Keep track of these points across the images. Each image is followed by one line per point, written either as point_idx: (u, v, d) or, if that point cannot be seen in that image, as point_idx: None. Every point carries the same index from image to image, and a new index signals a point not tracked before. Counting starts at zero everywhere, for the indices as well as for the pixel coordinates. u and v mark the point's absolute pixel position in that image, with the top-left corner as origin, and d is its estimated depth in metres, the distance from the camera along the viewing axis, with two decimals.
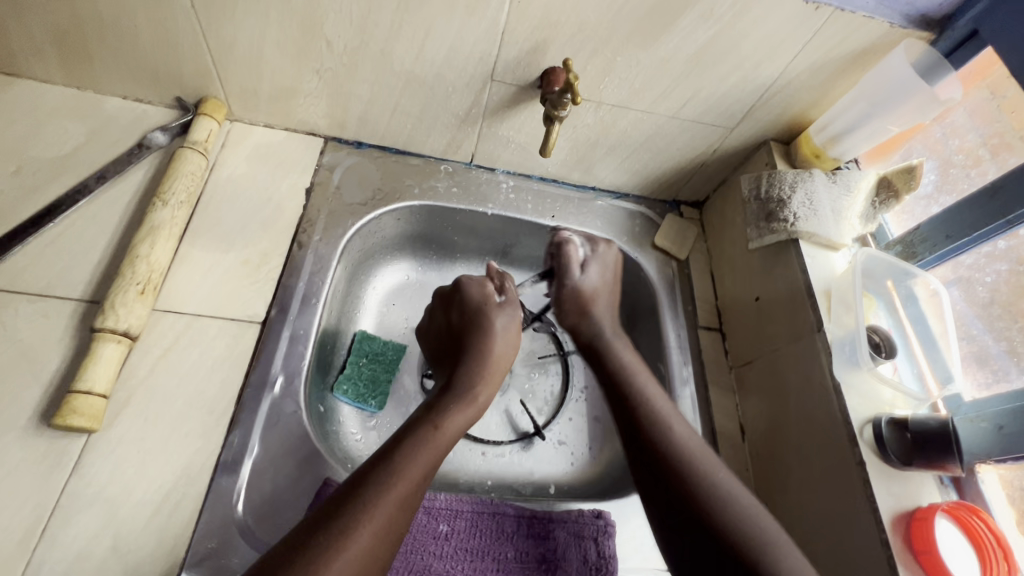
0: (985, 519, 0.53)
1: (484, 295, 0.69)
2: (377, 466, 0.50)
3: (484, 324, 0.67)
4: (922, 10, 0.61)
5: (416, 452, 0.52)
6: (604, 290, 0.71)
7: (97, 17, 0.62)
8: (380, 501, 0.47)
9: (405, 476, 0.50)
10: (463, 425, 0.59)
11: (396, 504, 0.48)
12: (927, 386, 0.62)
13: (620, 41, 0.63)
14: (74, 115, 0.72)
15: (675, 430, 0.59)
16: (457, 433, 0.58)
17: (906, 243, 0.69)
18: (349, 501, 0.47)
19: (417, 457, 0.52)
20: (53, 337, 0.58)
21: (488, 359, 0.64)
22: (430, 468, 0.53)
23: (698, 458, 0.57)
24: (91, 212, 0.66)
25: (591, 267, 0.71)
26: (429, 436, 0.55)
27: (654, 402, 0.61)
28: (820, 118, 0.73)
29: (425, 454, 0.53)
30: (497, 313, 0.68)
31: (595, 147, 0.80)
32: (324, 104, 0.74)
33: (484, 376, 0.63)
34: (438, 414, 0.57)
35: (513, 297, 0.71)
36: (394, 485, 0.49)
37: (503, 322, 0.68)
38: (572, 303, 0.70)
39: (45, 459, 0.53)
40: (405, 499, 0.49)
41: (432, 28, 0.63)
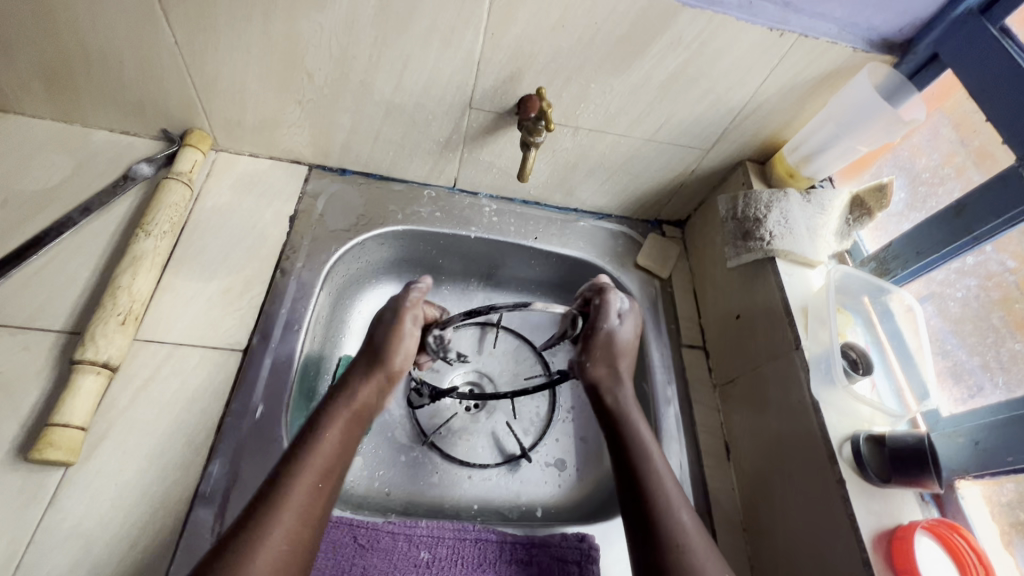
0: (966, 536, 0.53)
1: (396, 295, 0.64)
2: (262, 496, 0.47)
3: (358, 333, 0.61)
4: (884, 35, 0.63)
5: (293, 473, 0.48)
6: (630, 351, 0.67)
7: (83, 54, 0.64)
8: (265, 534, 0.44)
9: (286, 504, 0.46)
10: (352, 427, 0.54)
11: (289, 529, 0.46)
12: (905, 401, 0.62)
13: (593, 69, 0.65)
14: (61, 148, 0.73)
15: (683, 516, 0.54)
16: (347, 442, 0.53)
17: (880, 260, 0.71)
18: (237, 536, 0.44)
19: (295, 479, 0.48)
20: (33, 370, 0.58)
21: (381, 360, 0.59)
22: (315, 485, 0.49)
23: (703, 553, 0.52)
24: (75, 244, 0.67)
25: (625, 318, 0.67)
26: (303, 451, 0.50)
27: (665, 482, 0.57)
28: (792, 139, 0.74)
29: (305, 471, 0.49)
30: (404, 313, 0.62)
31: (574, 169, 0.81)
32: (307, 134, 0.76)
33: (374, 376, 0.59)
34: (316, 423, 0.53)
35: (410, 298, 0.64)
36: (280, 514, 0.46)
37: (410, 321, 0.63)
38: (603, 352, 0.65)
39: (21, 494, 0.52)
40: (296, 524, 0.46)
41: (410, 59, 0.65)
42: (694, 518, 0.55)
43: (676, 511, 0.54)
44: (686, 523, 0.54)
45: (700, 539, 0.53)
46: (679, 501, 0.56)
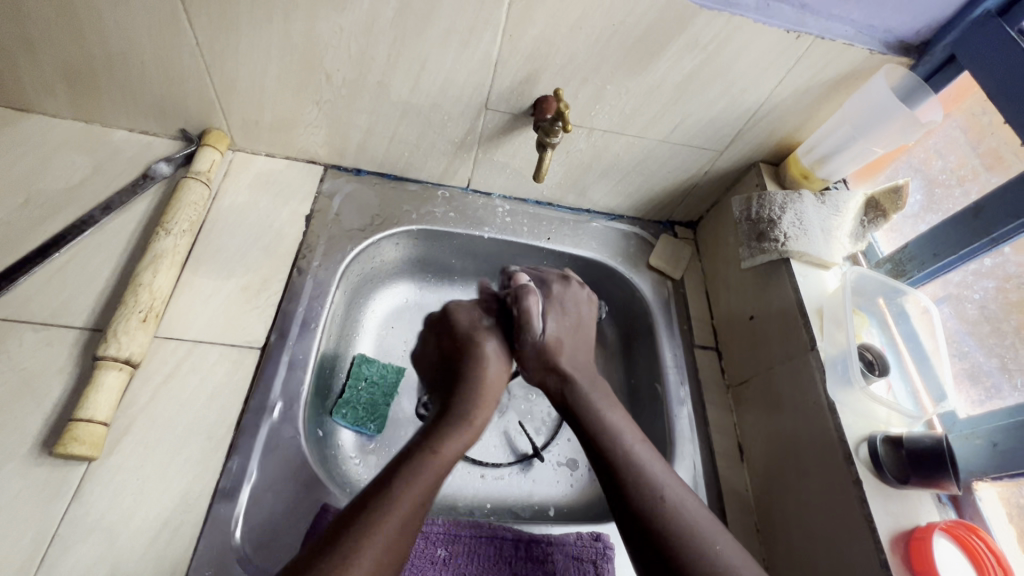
0: (984, 539, 0.53)
1: (471, 320, 0.69)
2: (377, 492, 0.50)
3: (474, 349, 0.66)
4: (899, 37, 0.63)
5: (414, 476, 0.52)
6: (567, 339, 0.67)
7: (106, 55, 0.65)
8: (378, 528, 0.47)
9: (399, 504, 0.50)
10: (464, 446, 0.59)
11: (399, 526, 0.49)
12: (922, 403, 0.62)
13: (609, 70, 0.66)
14: (82, 147, 0.74)
15: (662, 491, 0.54)
16: (456, 456, 0.57)
17: (896, 261, 0.71)
18: (351, 528, 0.47)
19: (415, 483, 0.52)
20: (56, 366, 0.59)
21: (484, 381, 0.64)
22: (428, 493, 0.52)
23: (699, 524, 0.52)
24: (96, 242, 0.68)
25: (548, 316, 0.68)
26: (424, 460, 0.54)
27: (639, 460, 0.56)
28: (807, 141, 0.74)
29: (423, 476, 0.53)
30: (485, 336, 0.67)
31: (588, 170, 0.81)
32: (324, 134, 0.77)
33: (483, 398, 0.63)
34: (434, 436, 0.57)
35: (502, 319, 0.70)
36: (390, 512, 0.49)
37: (494, 346, 0.67)
38: (536, 360, 0.66)
39: (46, 487, 0.53)
40: (406, 523, 0.49)
41: (427, 60, 0.65)
42: (677, 491, 0.54)
43: (658, 491, 0.54)
44: (676, 504, 0.53)
45: (692, 509, 0.53)
46: (660, 477, 0.55)
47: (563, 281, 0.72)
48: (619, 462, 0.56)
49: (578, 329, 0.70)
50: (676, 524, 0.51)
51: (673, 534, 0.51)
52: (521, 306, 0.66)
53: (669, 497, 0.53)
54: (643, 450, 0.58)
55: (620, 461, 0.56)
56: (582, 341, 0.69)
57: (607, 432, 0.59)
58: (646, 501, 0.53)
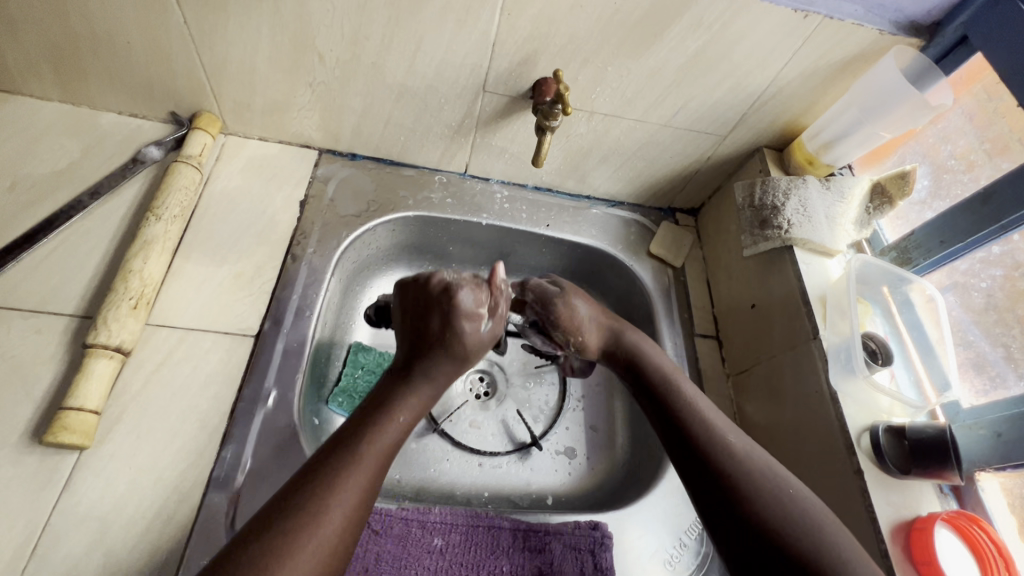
0: (986, 529, 0.52)
1: (471, 307, 0.58)
2: (328, 459, 0.47)
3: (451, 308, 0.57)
4: (911, 17, 0.61)
5: (366, 439, 0.49)
6: (592, 315, 0.66)
7: (91, 34, 0.62)
8: (341, 488, 0.46)
9: (363, 463, 0.48)
10: (424, 410, 0.56)
11: (361, 488, 0.47)
12: (925, 393, 0.61)
13: (611, 51, 0.64)
14: (70, 131, 0.72)
15: (731, 439, 0.53)
16: (412, 419, 0.54)
17: (901, 249, 0.70)
18: (301, 496, 0.45)
19: (371, 447, 0.49)
20: (46, 354, 0.58)
21: (462, 358, 0.58)
22: (384, 456, 0.50)
23: (774, 474, 0.50)
24: (85, 228, 0.66)
25: (573, 300, 0.67)
26: (385, 421, 0.52)
27: (701, 410, 0.56)
28: (813, 125, 0.73)
29: (378, 442, 0.50)
30: (472, 322, 0.58)
31: (588, 155, 0.80)
32: (318, 117, 0.75)
33: (453, 368, 0.58)
34: (397, 398, 0.54)
35: (496, 279, 0.61)
36: (350, 475, 0.47)
37: (480, 333, 0.59)
38: (564, 330, 0.66)
39: (36, 477, 0.52)
40: (369, 483, 0.48)
41: (423, 41, 0.63)
42: (744, 440, 0.53)
43: (726, 437, 0.53)
44: (750, 457, 0.51)
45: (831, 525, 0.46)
46: (726, 427, 0.54)
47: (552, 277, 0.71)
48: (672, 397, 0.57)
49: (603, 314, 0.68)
50: (744, 471, 0.50)
51: (739, 478, 0.49)
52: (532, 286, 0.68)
53: (737, 443, 0.53)
54: (701, 400, 0.57)
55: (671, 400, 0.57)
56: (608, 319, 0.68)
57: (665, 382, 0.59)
58: (714, 445, 0.52)
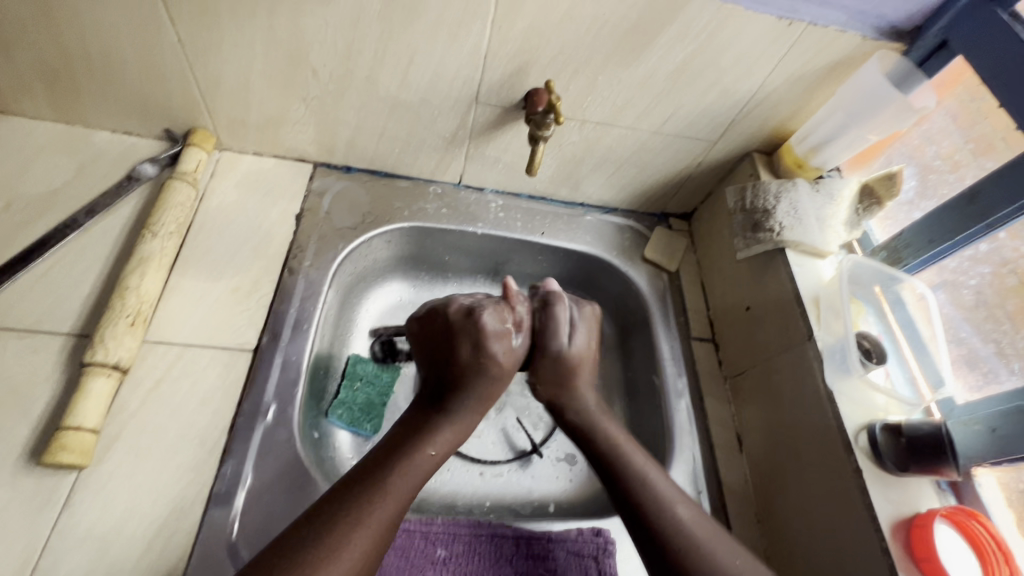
0: (985, 524, 0.53)
1: (500, 331, 0.59)
2: (364, 481, 0.49)
3: (488, 356, 0.58)
4: (892, 23, 0.62)
5: (403, 470, 0.51)
6: (588, 359, 0.64)
7: (85, 54, 0.63)
8: (370, 519, 0.47)
9: (393, 495, 0.49)
10: (452, 445, 0.55)
11: (389, 515, 0.48)
12: (920, 390, 0.62)
13: (601, 61, 0.65)
14: (64, 150, 0.72)
15: (679, 511, 0.52)
16: (446, 452, 0.55)
17: (891, 249, 0.70)
18: (337, 518, 0.46)
19: (405, 475, 0.50)
20: (43, 373, 0.58)
21: (490, 391, 0.58)
22: (415, 489, 0.51)
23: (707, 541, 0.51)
24: (81, 246, 0.66)
25: (575, 331, 0.64)
26: (417, 453, 0.52)
27: (653, 482, 0.54)
28: (800, 129, 0.74)
29: (413, 472, 0.51)
30: (506, 351, 0.59)
31: (580, 163, 0.81)
32: (312, 131, 0.75)
33: (483, 404, 0.58)
34: (433, 432, 0.54)
35: (524, 331, 0.62)
36: (377, 508, 0.47)
37: (507, 355, 0.59)
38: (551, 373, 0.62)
39: (34, 498, 0.52)
40: (392, 519, 0.48)
41: (416, 55, 0.64)
42: (691, 510, 0.53)
43: (671, 508, 0.53)
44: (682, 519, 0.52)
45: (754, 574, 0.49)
46: (673, 497, 0.54)
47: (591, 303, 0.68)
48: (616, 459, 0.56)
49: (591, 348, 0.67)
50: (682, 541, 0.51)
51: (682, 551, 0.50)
52: (551, 313, 0.63)
53: (685, 516, 0.52)
54: (654, 471, 0.55)
55: (613, 459, 0.56)
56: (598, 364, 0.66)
57: (613, 451, 0.57)
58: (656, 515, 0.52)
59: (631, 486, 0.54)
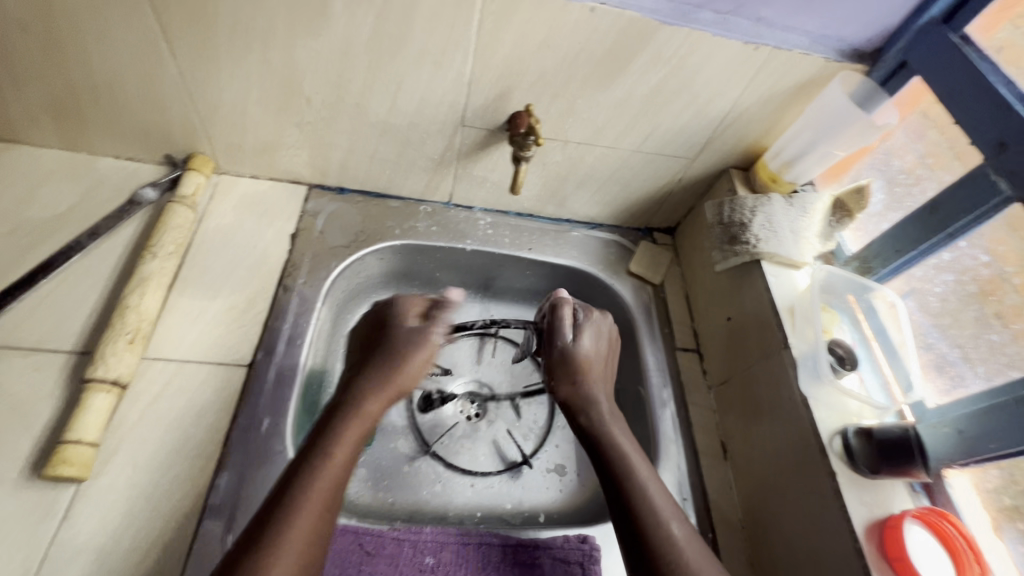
0: (955, 523, 0.54)
1: (405, 311, 0.65)
2: (277, 498, 0.47)
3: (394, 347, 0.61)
4: (853, 45, 0.66)
5: (312, 479, 0.48)
6: (596, 361, 0.67)
7: (90, 85, 0.67)
8: (286, 538, 0.44)
9: (305, 507, 0.46)
10: (360, 444, 0.53)
11: (307, 528, 0.45)
12: (892, 395, 0.64)
13: (579, 85, 0.68)
14: (68, 176, 0.75)
15: (673, 528, 0.52)
16: (354, 455, 0.52)
17: (862, 259, 0.74)
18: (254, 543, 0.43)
19: (316, 487, 0.48)
20: (45, 390, 0.60)
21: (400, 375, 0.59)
22: (331, 496, 0.48)
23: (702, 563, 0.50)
24: (84, 268, 0.69)
25: (583, 334, 0.68)
26: (323, 463, 0.49)
27: (654, 495, 0.55)
28: (773, 146, 0.77)
29: (323, 481, 0.48)
30: (414, 337, 0.62)
31: (565, 181, 0.84)
32: (306, 155, 0.79)
33: (391, 393, 0.58)
34: (327, 437, 0.51)
35: (441, 317, 0.65)
36: (297, 519, 0.45)
37: (420, 343, 0.62)
38: (562, 365, 0.66)
39: (34, 510, 0.54)
40: (307, 538, 0.45)
41: (403, 81, 0.68)
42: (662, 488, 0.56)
43: (668, 524, 0.52)
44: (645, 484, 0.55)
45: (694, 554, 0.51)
46: (671, 513, 0.54)
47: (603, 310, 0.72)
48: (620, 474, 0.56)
49: (609, 353, 0.70)
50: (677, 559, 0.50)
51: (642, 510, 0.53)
52: (556, 315, 0.69)
53: (679, 532, 0.52)
54: (656, 484, 0.56)
55: (624, 477, 0.56)
56: (609, 374, 0.68)
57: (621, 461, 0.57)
58: (654, 530, 0.52)
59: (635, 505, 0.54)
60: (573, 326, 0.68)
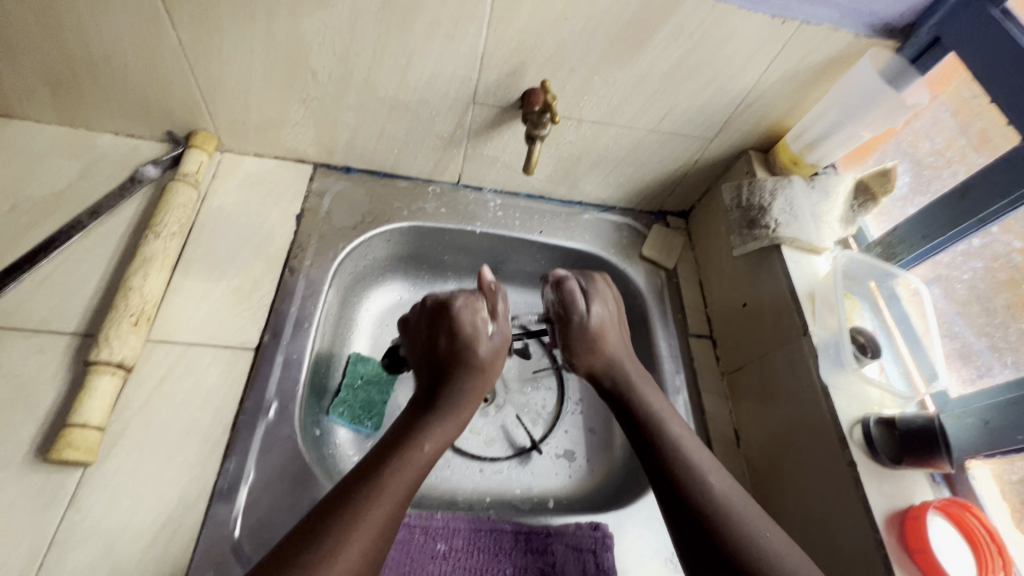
0: (979, 515, 0.53)
1: (473, 322, 0.61)
2: (365, 479, 0.50)
3: (468, 356, 0.60)
4: (885, 20, 0.63)
5: (401, 469, 0.51)
6: (612, 325, 0.66)
7: (88, 58, 0.64)
8: (363, 521, 0.47)
9: (388, 495, 0.49)
10: (446, 441, 0.57)
11: (386, 513, 0.48)
12: (914, 384, 0.63)
13: (596, 61, 0.66)
14: (67, 153, 0.73)
15: (713, 483, 0.54)
16: (440, 451, 0.56)
17: (886, 244, 0.71)
18: (335, 518, 0.46)
19: (402, 474, 0.51)
20: (48, 373, 0.58)
21: (476, 386, 0.60)
22: (413, 484, 0.52)
23: (745, 513, 0.52)
24: (85, 247, 0.67)
25: (593, 301, 0.66)
26: (412, 453, 0.53)
27: (687, 451, 0.56)
28: (797, 125, 0.74)
29: (408, 471, 0.52)
30: (482, 341, 0.61)
31: (578, 162, 0.81)
32: (312, 132, 0.76)
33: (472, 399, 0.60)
34: (420, 430, 0.55)
35: (503, 318, 0.64)
36: (371, 510, 0.48)
37: (487, 347, 0.61)
38: (580, 340, 0.65)
39: (41, 494, 0.53)
40: (388, 521, 0.49)
41: (413, 55, 0.65)
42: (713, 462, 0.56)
43: (706, 478, 0.54)
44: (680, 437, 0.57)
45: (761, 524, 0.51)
46: (709, 467, 0.55)
47: (606, 273, 0.71)
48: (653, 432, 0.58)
49: (618, 317, 0.69)
50: (722, 516, 0.51)
51: (682, 474, 0.54)
52: (563, 288, 0.66)
53: (718, 486, 0.53)
54: (691, 440, 0.57)
55: (656, 437, 0.57)
56: (625, 330, 0.68)
57: (652, 421, 0.59)
58: (692, 488, 0.53)
59: (667, 457, 0.56)
60: (583, 291, 0.66)
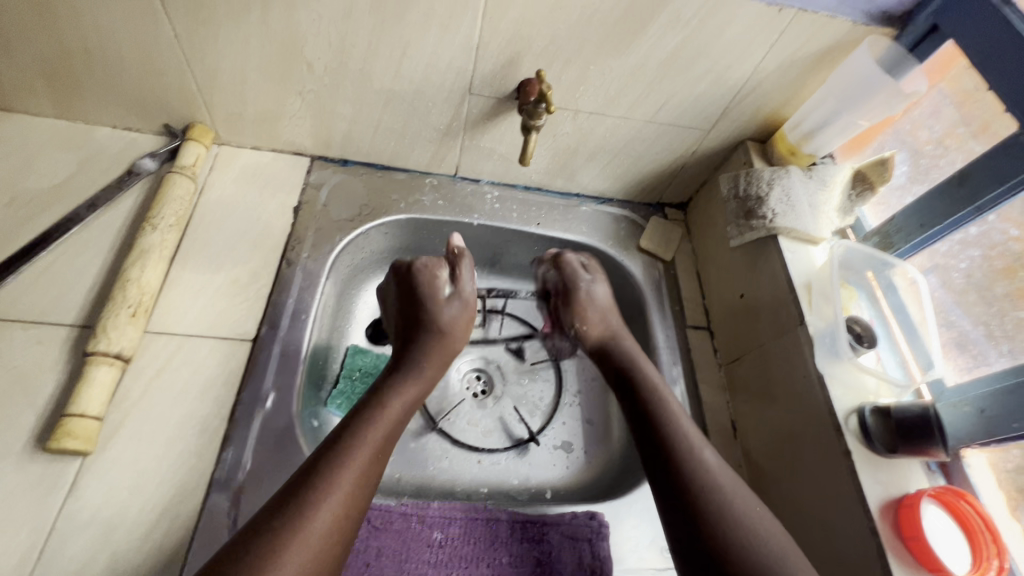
0: (973, 503, 0.53)
1: (433, 283, 0.69)
2: (328, 450, 0.50)
3: (431, 317, 0.68)
4: (883, 8, 0.62)
5: (366, 429, 0.53)
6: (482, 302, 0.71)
7: (84, 50, 0.64)
8: (334, 484, 0.48)
9: (354, 459, 0.50)
10: (415, 400, 0.61)
11: (353, 477, 0.49)
12: (910, 372, 0.63)
13: (592, 51, 0.65)
14: (66, 146, 0.73)
15: (704, 457, 0.57)
16: (405, 410, 0.59)
17: (883, 234, 0.72)
18: (304, 487, 0.47)
19: (366, 436, 0.53)
20: (48, 363, 0.59)
21: (437, 346, 0.66)
22: (382, 445, 0.54)
23: (728, 490, 0.54)
24: (83, 239, 0.68)
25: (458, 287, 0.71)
26: (375, 416, 0.55)
27: (682, 428, 0.59)
28: (793, 116, 0.74)
29: (374, 431, 0.54)
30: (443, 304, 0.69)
31: (575, 154, 0.81)
32: (309, 125, 0.76)
33: (435, 359, 0.65)
34: (385, 393, 0.58)
35: (465, 284, 0.71)
36: (342, 473, 0.49)
37: (450, 312, 0.69)
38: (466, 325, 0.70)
39: (41, 483, 0.53)
40: (361, 477, 0.50)
41: (408, 46, 0.65)
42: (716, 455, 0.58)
43: (697, 455, 0.56)
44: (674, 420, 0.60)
45: (740, 500, 0.53)
46: (700, 443, 0.58)
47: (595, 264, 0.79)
48: (658, 415, 0.60)
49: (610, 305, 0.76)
50: (706, 490, 0.54)
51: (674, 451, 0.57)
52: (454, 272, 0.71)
53: (709, 460, 0.56)
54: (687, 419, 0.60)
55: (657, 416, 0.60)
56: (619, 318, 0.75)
57: (653, 400, 0.62)
58: (684, 464, 0.56)
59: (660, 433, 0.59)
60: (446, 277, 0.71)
